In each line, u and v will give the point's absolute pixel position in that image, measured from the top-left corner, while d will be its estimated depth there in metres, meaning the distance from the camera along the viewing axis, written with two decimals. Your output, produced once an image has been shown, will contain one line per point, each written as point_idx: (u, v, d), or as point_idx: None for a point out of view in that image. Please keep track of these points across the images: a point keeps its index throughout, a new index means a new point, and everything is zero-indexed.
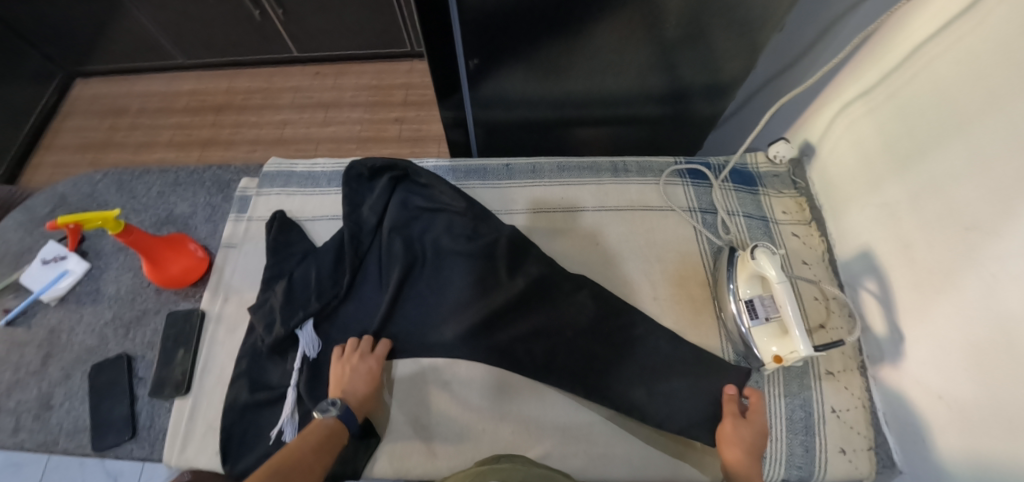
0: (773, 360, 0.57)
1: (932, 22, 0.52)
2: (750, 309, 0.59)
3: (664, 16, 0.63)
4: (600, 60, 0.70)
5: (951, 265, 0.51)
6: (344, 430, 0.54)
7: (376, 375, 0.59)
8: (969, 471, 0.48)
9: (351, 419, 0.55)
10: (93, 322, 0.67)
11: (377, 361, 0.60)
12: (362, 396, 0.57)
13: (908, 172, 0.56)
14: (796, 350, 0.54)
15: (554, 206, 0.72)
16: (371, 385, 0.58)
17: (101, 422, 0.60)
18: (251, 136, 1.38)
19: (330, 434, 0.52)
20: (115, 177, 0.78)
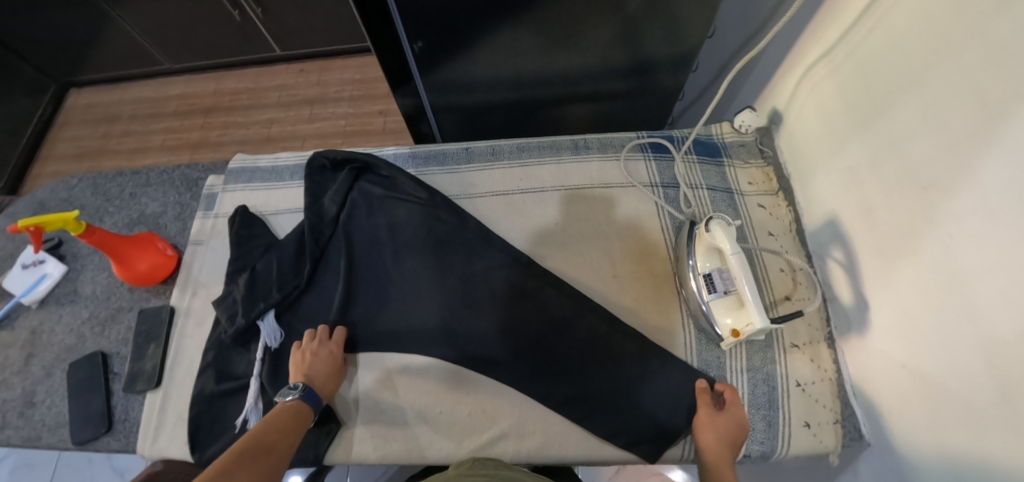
0: (732, 334, 0.56)
1: None
2: (709, 283, 0.57)
3: None
4: (552, 36, 0.68)
5: (909, 229, 0.48)
6: (308, 411, 0.55)
7: (337, 357, 0.60)
8: (931, 441, 0.46)
9: (314, 400, 0.56)
10: (71, 322, 0.70)
11: (337, 346, 0.61)
12: (324, 377, 0.58)
13: (867, 134, 0.53)
14: (751, 322, 0.53)
15: (513, 188, 0.71)
16: (332, 368, 0.59)
17: (79, 416, 0.63)
18: (238, 137, 1.40)
19: (296, 413, 0.53)
20: (90, 181, 0.80)
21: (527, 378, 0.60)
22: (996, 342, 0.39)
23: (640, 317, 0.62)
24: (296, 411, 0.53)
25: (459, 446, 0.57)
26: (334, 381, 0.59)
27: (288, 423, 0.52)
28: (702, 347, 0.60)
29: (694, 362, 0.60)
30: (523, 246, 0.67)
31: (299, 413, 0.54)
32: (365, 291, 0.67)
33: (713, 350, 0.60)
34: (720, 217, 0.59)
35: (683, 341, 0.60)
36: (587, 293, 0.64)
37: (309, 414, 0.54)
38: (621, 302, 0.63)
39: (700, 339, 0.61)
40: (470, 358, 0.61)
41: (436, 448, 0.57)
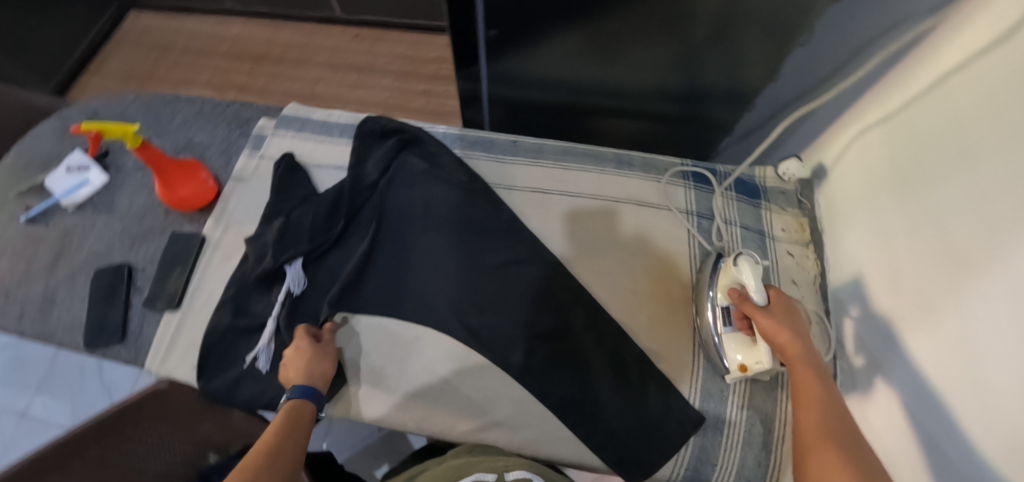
0: (737, 369, 0.57)
1: (961, 51, 0.49)
2: (725, 316, 0.58)
3: (688, 14, 0.62)
4: (621, 48, 0.69)
5: (934, 299, 0.49)
6: (306, 405, 0.55)
7: (301, 350, 0.58)
8: None
9: (302, 392, 0.55)
10: (104, 231, 0.71)
11: (298, 340, 0.59)
12: (300, 372, 0.57)
13: (909, 202, 0.54)
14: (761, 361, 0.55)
15: (551, 188, 0.71)
16: (303, 360, 0.57)
17: (96, 322, 0.65)
18: (284, 88, 1.43)
19: (296, 412, 0.53)
20: (145, 101, 0.82)
21: (533, 373, 0.61)
22: (992, 421, 0.40)
23: (652, 337, 0.63)
24: (291, 412, 0.53)
25: (452, 426, 0.59)
26: (314, 368, 0.57)
27: (297, 424, 0.53)
28: (706, 378, 0.60)
29: (696, 393, 0.60)
30: (553, 246, 0.68)
31: (296, 408, 0.54)
32: (391, 258, 0.68)
33: (717, 383, 0.60)
34: (747, 256, 0.58)
35: (690, 371, 0.61)
36: (605, 304, 0.65)
37: (305, 406, 0.55)
38: (638, 318, 0.64)
39: (707, 370, 0.61)
40: (482, 342, 0.62)
41: (430, 422, 0.60)
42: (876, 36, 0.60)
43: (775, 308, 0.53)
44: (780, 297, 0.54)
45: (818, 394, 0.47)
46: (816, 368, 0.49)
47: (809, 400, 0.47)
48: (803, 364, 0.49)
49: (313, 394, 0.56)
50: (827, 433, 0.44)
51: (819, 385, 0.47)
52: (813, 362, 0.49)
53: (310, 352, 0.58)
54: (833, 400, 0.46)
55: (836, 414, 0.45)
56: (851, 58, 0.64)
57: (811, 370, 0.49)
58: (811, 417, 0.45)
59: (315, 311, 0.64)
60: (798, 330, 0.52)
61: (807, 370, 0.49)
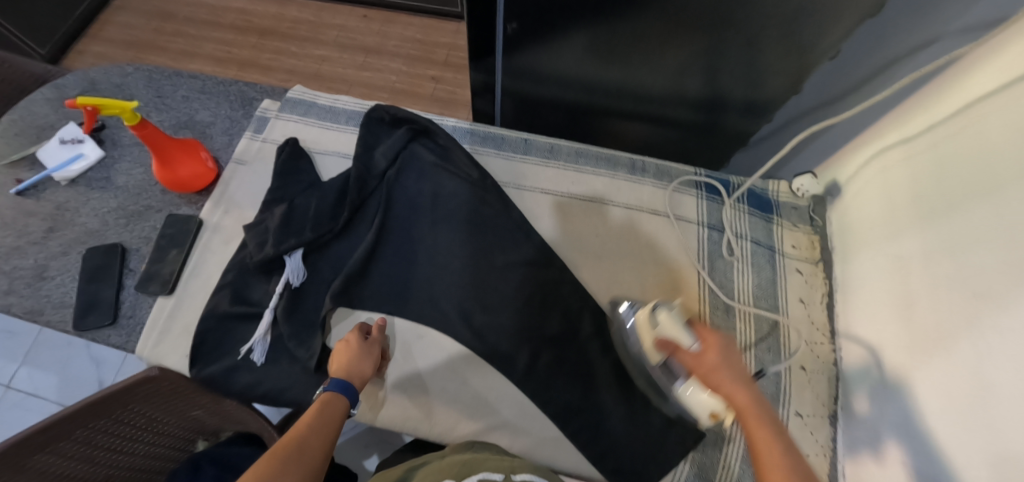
0: (708, 417, 0.49)
1: (995, 77, 0.47)
2: (669, 370, 0.53)
3: (711, 18, 0.60)
4: (641, 49, 0.67)
5: (948, 329, 0.48)
6: (340, 400, 0.52)
7: (351, 345, 0.56)
8: None
9: (341, 387, 0.52)
10: (97, 208, 0.69)
11: (353, 335, 0.57)
12: (343, 365, 0.55)
13: (928, 229, 0.53)
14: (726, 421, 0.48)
15: (562, 190, 0.71)
16: (351, 356, 0.56)
17: (88, 302, 0.63)
18: (288, 67, 1.39)
19: (328, 408, 0.50)
20: (145, 73, 0.79)
21: (536, 378, 0.60)
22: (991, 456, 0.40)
23: None
24: (323, 406, 0.50)
25: (451, 427, 0.58)
26: (356, 365, 0.55)
27: (328, 422, 0.49)
28: None
29: None
30: (561, 250, 0.67)
31: (330, 401, 0.51)
32: (394, 252, 0.66)
33: None
34: (667, 302, 0.54)
35: None
36: (611, 312, 0.64)
37: (338, 401, 0.51)
38: None
39: None
40: (485, 344, 0.61)
41: (430, 422, 0.58)
42: (902, 55, 0.58)
43: (709, 349, 0.48)
44: (712, 337, 0.49)
45: (774, 443, 0.41)
46: (767, 414, 0.43)
47: (769, 456, 0.40)
48: (754, 412, 0.43)
49: (349, 389, 0.53)
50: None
51: (774, 434, 0.41)
52: (761, 408, 0.44)
53: (358, 349, 0.56)
54: (791, 450, 0.40)
55: (801, 466, 0.39)
56: (874, 76, 0.63)
57: (762, 419, 0.43)
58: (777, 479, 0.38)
59: (315, 303, 0.62)
60: (736, 374, 0.47)
61: (759, 418, 0.43)
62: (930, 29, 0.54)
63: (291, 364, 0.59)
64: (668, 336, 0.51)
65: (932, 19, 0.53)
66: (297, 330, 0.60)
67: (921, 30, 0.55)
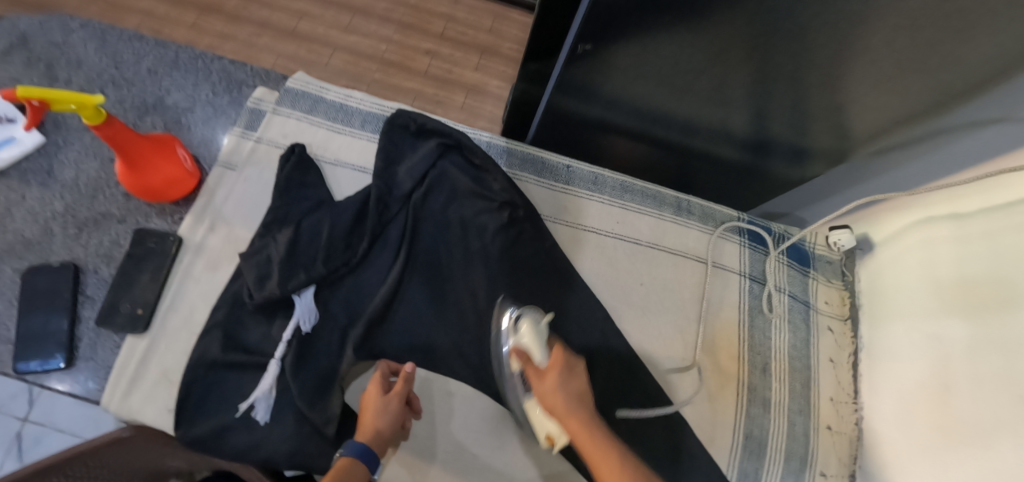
0: (545, 438, 0.47)
1: None
2: (524, 382, 0.49)
3: (773, 52, 0.54)
4: (695, 76, 0.60)
5: (988, 427, 0.47)
6: (356, 467, 0.45)
7: (372, 399, 0.50)
8: None
9: (358, 448, 0.46)
10: (37, 210, 0.55)
11: (376, 385, 0.51)
12: (364, 424, 0.49)
13: (975, 317, 0.51)
14: (563, 440, 0.45)
15: (605, 229, 0.65)
16: (371, 413, 0.49)
17: (32, 337, 0.50)
18: (259, 18, 1.19)
19: (345, 474, 0.44)
20: (96, 32, 0.64)
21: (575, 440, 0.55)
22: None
23: (697, 409, 0.60)
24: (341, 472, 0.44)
25: None
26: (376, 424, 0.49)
27: None
28: (745, 457, 0.59)
29: (733, 470, 0.58)
30: (604, 296, 0.63)
31: (346, 467, 0.45)
32: (419, 291, 0.58)
33: (752, 461, 0.59)
34: (530, 312, 0.51)
35: (730, 446, 0.59)
36: (653, 371, 0.61)
37: (357, 468, 0.46)
38: (683, 386, 0.61)
39: (745, 446, 0.59)
40: None
41: None
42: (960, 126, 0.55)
43: (555, 375, 0.45)
44: (561, 356, 0.46)
45: (614, 465, 0.37)
46: (599, 430, 0.40)
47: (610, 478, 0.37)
48: (589, 429, 0.40)
49: (367, 453, 0.46)
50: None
51: (614, 459, 0.38)
52: (595, 423, 0.41)
53: (379, 404, 0.49)
54: (632, 470, 0.37)
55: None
56: (923, 141, 0.59)
57: (598, 436, 0.40)
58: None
59: (329, 350, 0.54)
60: (576, 392, 0.44)
61: (595, 437, 0.40)
62: (993, 109, 0.50)
63: (298, 423, 0.51)
64: (525, 348, 0.47)
65: (999, 102, 0.49)
66: (308, 385, 0.51)
67: (981, 108, 0.51)
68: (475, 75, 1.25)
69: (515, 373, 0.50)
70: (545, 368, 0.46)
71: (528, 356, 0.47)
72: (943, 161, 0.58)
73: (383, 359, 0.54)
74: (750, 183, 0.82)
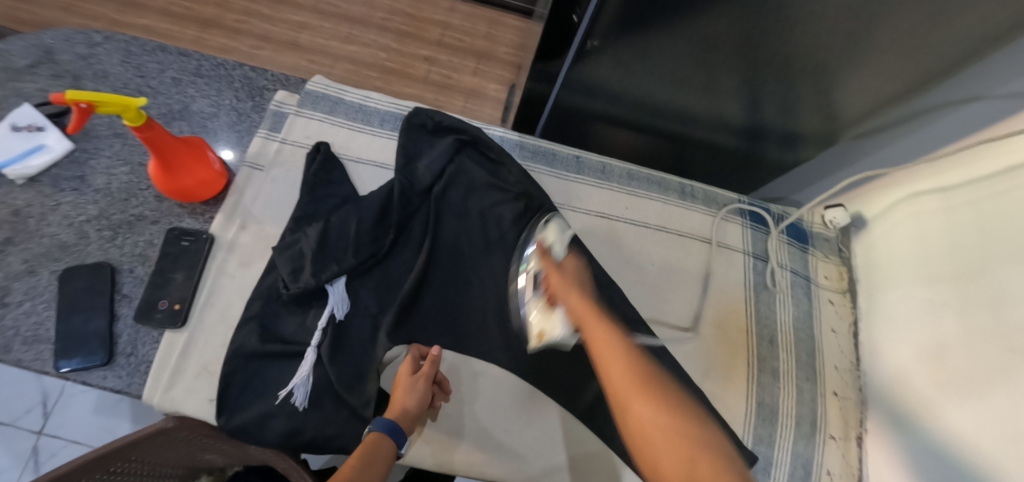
0: (537, 336, 0.54)
1: None
2: (534, 283, 0.55)
3: (768, 45, 0.58)
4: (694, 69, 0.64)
5: (983, 379, 0.51)
6: (383, 444, 0.48)
7: (404, 379, 0.53)
8: None
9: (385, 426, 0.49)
10: (71, 215, 0.57)
11: (408, 366, 0.54)
12: (395, 402, 0.51)
13: (966, 281, 0.55)
14: (556, 330, 0.51)
15: (616, 215, 0.69)
16: (402, 392, 0.52)
17: (73, 336, 0.52)
18: (260, 30, 1.22)
19: (373, 451, 0.47)
20: (120, 44, 0.67)
21: (601, 413, 0.58)
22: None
23: (712, 380, 0.63)
24: (369, 448, 0.47)
25: (518, 470, 0.55)
26: (405, 403, 0.51)
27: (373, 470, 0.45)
28: (757, 423, 0.63)
29: (749, 435, 0.62)
30: (618, 277, 0.66)
31: (375, 443, 0.47)
32: (445, 279, 0.61)
33: (764, 426, 0.63)
34: (559, 217, 0.60)
35: (742, 413, 0.62)
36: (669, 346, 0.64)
37: (385, 443, 0.48)
38: (697, 359, 0.64)
39: (758, 413, 0.63)
40: (545, 380, 0.59)
41: (496, 469, 0.54)
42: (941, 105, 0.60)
43: (570, 272, 0.53)
44: (574, 261, 0.55)
45: (610, 334, 0.45)
46: (603, 315, 0.48)
47: (603, 344, 0.44)
48: (594, 312, 0.48)
49: (394, 432, 0.49)
50: (633, 372, 0.41)
51: (613, 333, 0.45)
52: (600, 311, 0.49)
53: (409, 383, 0.52)
54: (624, 342, 0.45)
55: (628, 350, 0.44)
56: (908, 121, 0.64)
57: (601, 318, 0.47)
58: (615, 359, 0.43)
59: (362, 337, 0.56)
60: (584, 289, 0.52)
61: (598, 317, 0.47)
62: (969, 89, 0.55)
63: (336, 407, 0.53)
64: (547, 244, 0.56)
65: (980, 79, 0.54)
66: (345, 371, 0.53)
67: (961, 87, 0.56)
68: (473, 79, 1.28)
69: (529, 270, 0.56)
70: (563, 263, 0.54)
71: (548, 252, 0.55)
72: (927, 139, 0.62)
73: (414, 343, 0.57)
74: (748, 169, 0.86)
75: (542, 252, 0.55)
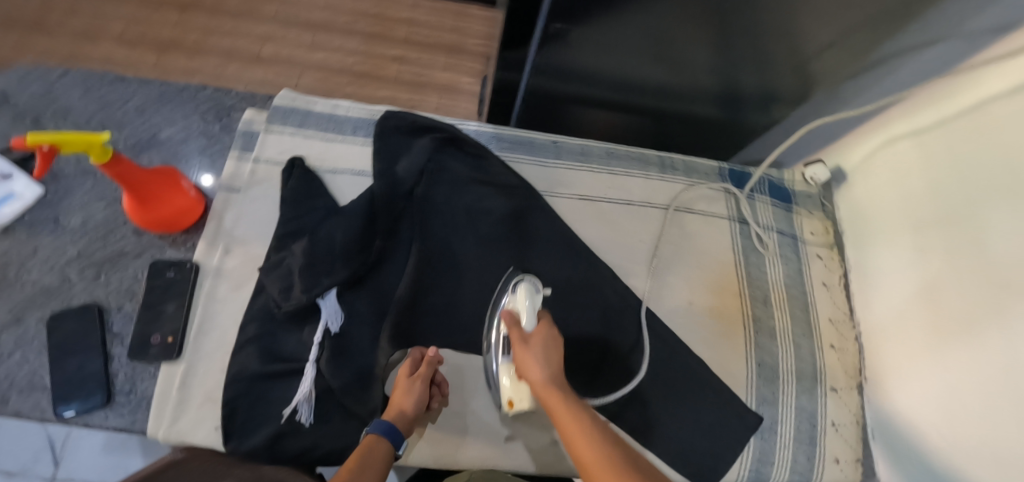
0: (508, 403, 0.53)
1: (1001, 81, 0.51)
2: (506, 346, 0.54)
3: (735, 16, 0.58)
4: (662, 45, 0.64)
5: (974, 316, 0.52)
6: (381, 444, 0.48)
7: (402, 380, 0.53)
8: None
9: (382, 426, 0.49)
10: (51, 259, 0.56)
11: (405, 368, 0.54)
12: (393, 403, 0.52)
13: (948, 221, 0.56)
14: (525, 403, 0.51)
15: (600, 195, 0.69)
16: (399, 392, 0.52)
17: (69, 382, 0.51)
18: (222, 48, 1.19)
19: (371, 452, 0.47)
20: (78, 79, 0.65)
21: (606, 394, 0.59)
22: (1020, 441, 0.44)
23: (713, 349, 0.64)
24: (367, 450, 0.47)
25: (532, 457, 0.56)
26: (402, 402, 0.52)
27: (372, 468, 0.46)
28: (760, 385, 0.64)
29: (753, 397, 0.63)
30: (609, 257, 0.66)
31: (372, 446, 0.48)
32: (438, 280, 0.60)
33: (769, 387, 0.64)
34: (529, 279, 0.57)
35: (744, 376, 0.63)
36: (667, 319, 0.65)
37: (382, 444, 0.48)
38: (694, 330, 0.65)
39: (760, 375, 0.64)
40: None
41: (509, 460, 0.56)
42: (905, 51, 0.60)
43: (540, 340, 0.49)
44: (544, 327, 0.50)
45: (586, 432, 0.41)
46: (572, 402, 0.44)
47: (580, 443, 0.40)
48: (563, 398, 0.44)
49: (392, 431, 0.49)
50: (616, 471, 0.38)
51: (586, 427, 0.41)
52: (564, 392, 0.45)
53: (406, 383, 0.53)
54: (594, 425, 0.42)
55: (604, 453, 0.40)
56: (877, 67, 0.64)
57: (567, 402, 0.43)
58: (592, 459, 0.39)
59: (361, 348, 0.56)
60: (552, 357, 0.48)
61: (566, 404, 0.43)
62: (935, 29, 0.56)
63: (346, 419, 0.53)
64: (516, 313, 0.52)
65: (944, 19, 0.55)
66: (349, 383, 0.53)
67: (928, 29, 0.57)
68: (445, 74, 1.27)
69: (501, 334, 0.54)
70: (532, 333, 0.50)
71: (517, 324, 0.51)
72: (895, 84, 0.63)
73: (416, 348, 0.57)
74: (728, 135, 0.86)
75: (511, 322, 0.51)
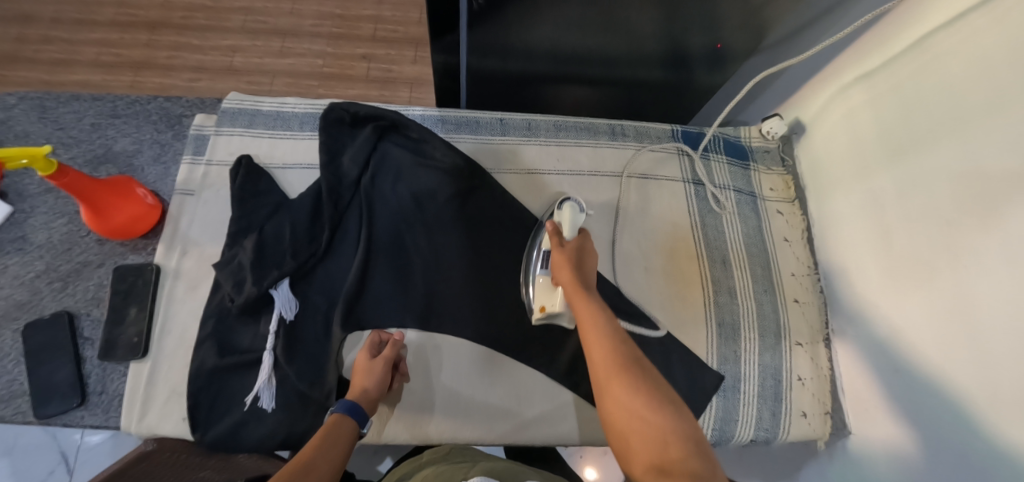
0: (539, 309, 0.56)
1: (945, 11, 0.48)
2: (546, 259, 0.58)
3: None
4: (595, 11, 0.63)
5: (929, 254, 0.50)
6: (347, 422, 0.49)
7: (363, 363, 0.55)
8: (897, 431, 0.52)
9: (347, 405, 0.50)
10: (21, 273, 0.60)
11: (366, 352, 0.56)
12: (356, 385, 0.53)
13: (898, 161, 0.55)
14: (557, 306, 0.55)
15: (547, 168, 0.69)
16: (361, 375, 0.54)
17: (44, 386, 0.55)
18: (194, 62, 1.22)
19: (335, 429, 0.48)
20: (36, 102, 0.68)
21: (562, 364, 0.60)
22: (993, 373, 0.42)
23: (669, 311, 0.64)
24: (331, 427, 0.48)
25: (490, 429, 0.57)
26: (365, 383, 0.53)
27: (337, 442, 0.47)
28: (720, 345, 0.64)
29: (713, 356, 0.63)
30: None
31: (336, 424, 0.49)
32: (388, 265, 0.62)
33: (730, 346, 0.64)
34: (573, 199, 0.60)
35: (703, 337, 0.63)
36: (622, 287, 0.65)
37: (346, 423, 0.49)
38: (650, 295, 0.65)
39: (720, 335, 0.64)
40: (502, 344, 0.60)
41: (467, 432, 0.57)
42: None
43: (575, 252, 0.54)
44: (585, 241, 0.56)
45: (598, 323, 0.44)
46: (592, 297, 0.48)
47: (591, 328, 0.44)
48: (584, 297, 0.47)
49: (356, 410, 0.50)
50: (616, 361, 0.40)
51: (600, 318, 0.44)
52: (591, 292, 0.49)
53: (368, 366, 0.54)
54: (611, 318, 0.45)
55: (617, 339, 0.42)
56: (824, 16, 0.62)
57: (589, 297, 0.47)
58: (597, 349, 0.42)
59: (315, 335, 0.58)
60: (585, 268, 0.53)
61: (588, 299, 0.47)
62: None
63: (303, 405, 0.55)
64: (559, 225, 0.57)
65: None
66: (303, 369, 0.55)
67: None
68: (414, 68, 1.28)
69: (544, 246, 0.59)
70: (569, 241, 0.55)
71: (558, 231, 0.56)
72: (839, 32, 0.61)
73: (380, 333, 0.58)
74: (687, 98, 0.85)
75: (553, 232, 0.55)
